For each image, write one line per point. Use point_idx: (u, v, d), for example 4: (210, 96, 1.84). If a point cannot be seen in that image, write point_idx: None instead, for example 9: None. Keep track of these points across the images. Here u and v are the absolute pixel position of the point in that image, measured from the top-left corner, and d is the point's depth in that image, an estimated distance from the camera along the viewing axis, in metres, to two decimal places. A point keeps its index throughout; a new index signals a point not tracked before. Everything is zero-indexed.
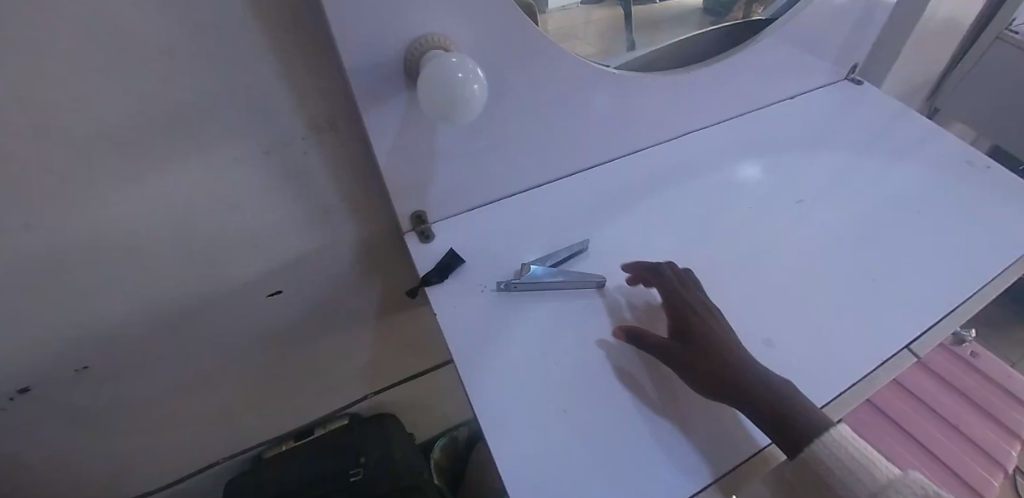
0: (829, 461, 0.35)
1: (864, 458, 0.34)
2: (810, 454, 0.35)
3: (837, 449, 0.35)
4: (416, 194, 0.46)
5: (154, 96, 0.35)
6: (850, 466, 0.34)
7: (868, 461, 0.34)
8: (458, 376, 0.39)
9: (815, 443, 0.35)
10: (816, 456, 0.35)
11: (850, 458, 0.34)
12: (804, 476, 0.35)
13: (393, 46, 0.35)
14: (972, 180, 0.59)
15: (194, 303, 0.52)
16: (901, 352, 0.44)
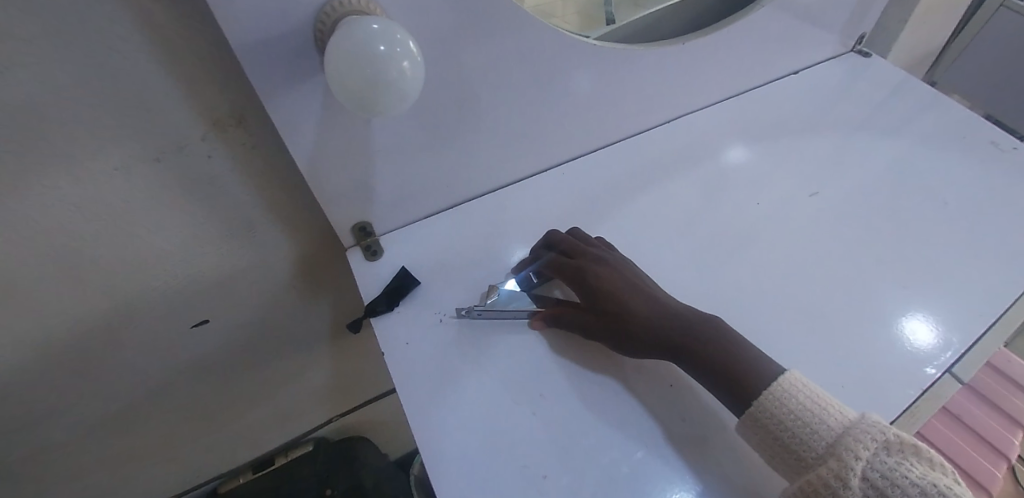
0: (779, 414, 0.30)
1: (813, 403, 0.30)
2: (761, 411, 0.31)
3: (782, 397, 0.31)
4: (355, 204, 0.38)
5: None
6: (801, 415, 0.30)
7: (818, 406, 0.30)
8: (412, 432, 0.32)
9: (760, 396, 0.31)
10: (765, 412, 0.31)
11: (797, 405, 0.30)
12: (761, 440, 0.31)
13: (299, 15, 0.26)
14: (992, 163, 0.53)
15: (99, 345, 0.42)
16: (941, 378, 0.38)
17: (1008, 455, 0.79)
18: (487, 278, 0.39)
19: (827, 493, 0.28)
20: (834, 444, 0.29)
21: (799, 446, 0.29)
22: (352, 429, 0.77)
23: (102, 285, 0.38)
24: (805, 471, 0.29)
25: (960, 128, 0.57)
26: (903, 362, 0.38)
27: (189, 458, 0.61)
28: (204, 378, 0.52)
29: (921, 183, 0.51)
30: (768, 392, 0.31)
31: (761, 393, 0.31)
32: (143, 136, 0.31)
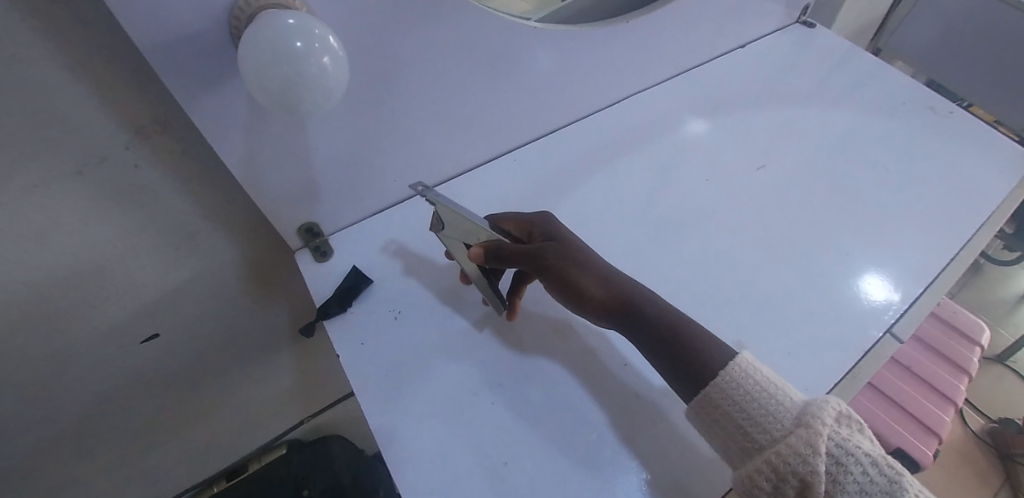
0: (745, 391, 0.31)
1: (771, 380, 0.32)
2: (724, 388, 0.31)
3: (744, 374, 0.32)
4: (299, 204, 0.37)
5: None
6: (762, 391, 0.31)
7: (777, 383, 0.31)
8: (373, 432, 0.32)
9: (725, 375, 0.32)
10: (731, 389, 0.31)
11: (759, 381, 0.31)
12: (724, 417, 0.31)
13: (213, 10, 0.25)
14: (928, 128, 0.56)
15: (39, 374, 0.40)
16: (882, 338, 0.40)
17: (953, 399, 0.86)
18: (441, 271, 0.39)
19: (795, 461, 0.28)
20: (797, 416, 0.30)
21: (763, 420, 0.30)
22: (326, 429, 0.76)
23: (37, 310, 0.36)
24: (769, 443, 0.29)
25: (897, 96, 0.59)
26: (845, 325, 0.40)
27: (155, 474, 0.59)
28: (162, 393, 0.50)
29: (862, 151, 0.53)
30: (731, 369, 0.32)
31: (725, 369, 0.32)
32: (59, 147, 0.29)
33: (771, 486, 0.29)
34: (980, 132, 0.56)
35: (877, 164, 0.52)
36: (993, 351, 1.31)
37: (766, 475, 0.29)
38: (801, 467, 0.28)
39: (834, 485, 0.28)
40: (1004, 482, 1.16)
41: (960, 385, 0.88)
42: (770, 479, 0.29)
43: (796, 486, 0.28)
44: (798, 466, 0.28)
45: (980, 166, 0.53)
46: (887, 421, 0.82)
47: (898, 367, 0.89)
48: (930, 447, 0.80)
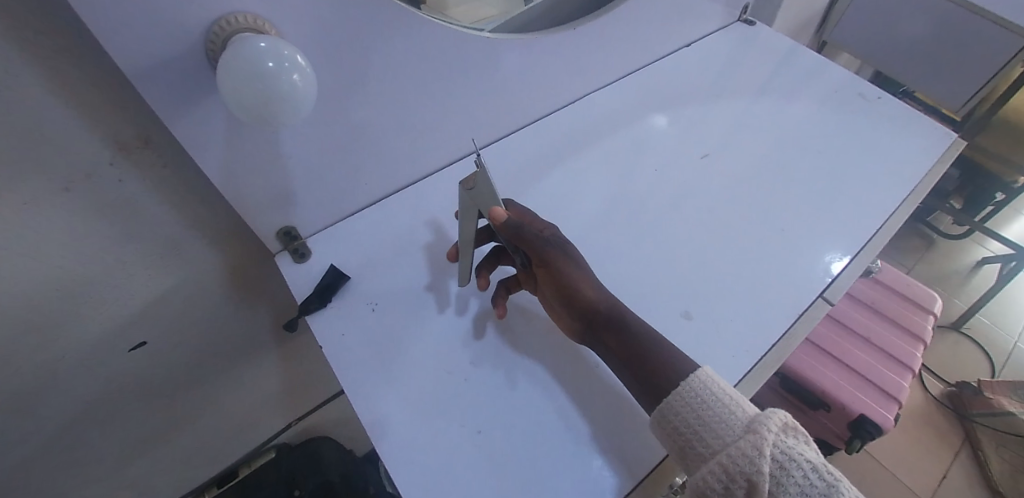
0: (703, 398, 0.34)
1: (728, 391, 0.35)
2: (685, 396, 0.34)
3: (704, 384, 0.35)
4: (277, 211, 0.39)
5: None
6: (719, 400, 0.34)
7: (734, 396, 0.34)
8: (357, 415, 0.35)
9: (687, 384, 0.35)
10: (690, 396, 0.34)
11: (717, 391, 0.34)
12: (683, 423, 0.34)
13: (189, 35, 0.28)
14: (858, 114, 0.61)
15: (30, 386, 0.41)
16: (814, 303, 0.45)
17: (911, 366, 0.91)
18: (414, 266, 0.42)
19: (742, 462, 0.31)
20: (748, 422, 0.33)
21: (717, 425, 0.33)
22: (313, 431, 0.78)
23: (28, 323, 0.38)
24: (722, 447, 0.32)
25: (829, 86, 0.64)
26: (781, 293, 0.45)
27: (144, 483, 0.60)
28: (149, 401, 0.51)
29: (796, 137, 0.58)
30: (693, 380, 0.35)
31: (687, 379, 0.35)
32: (45, 166, 0.31)
33: (721, 487, 0.31)
34: (903, 116, 0.62)
35: (808, 148, 0.57)
36: (948, 319, 1.39)
37: (717, 475, 0.31)
38: (748, 467, 0.31)
39: (779, 487, 0.31)
40: (964, 442, 1.20)
41: (919, 352, 0.92)
42: (721, 479, 0.31)
43: (744, 486, 0.31)
44: (745, 466, 0.31)
45: (903, 146, 0.59)
46: (846, 389, 0.88)
47: (858, 338, 0.94)
48: (890, 411, 0.86)
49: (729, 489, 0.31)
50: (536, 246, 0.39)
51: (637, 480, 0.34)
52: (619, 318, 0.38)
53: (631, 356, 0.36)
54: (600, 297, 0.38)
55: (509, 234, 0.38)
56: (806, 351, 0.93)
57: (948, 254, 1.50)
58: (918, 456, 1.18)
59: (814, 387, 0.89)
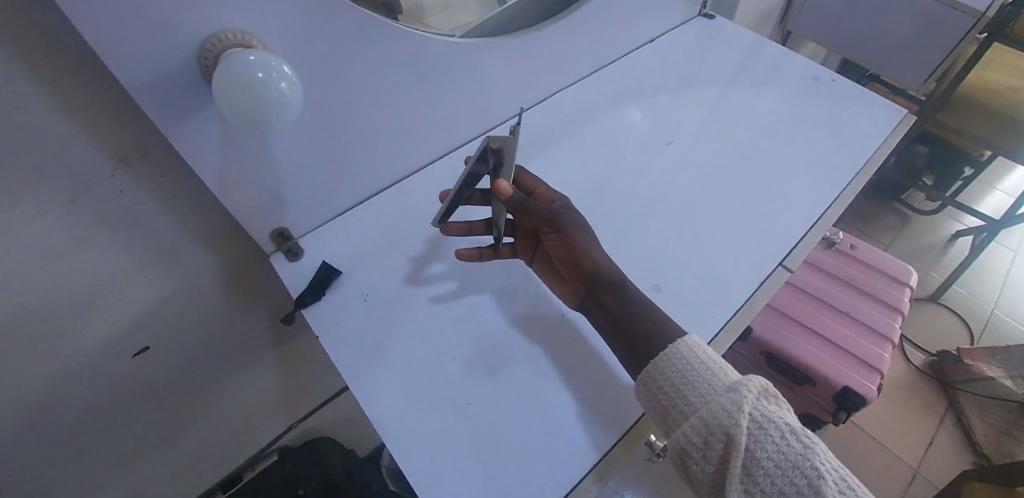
0: (687, 359, 0.38)
1: (712, 355, 0.38)
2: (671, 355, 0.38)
3: (687, 345, 0.38)
4: (270, 213, 0.42)
5: None
6: (702, 361, 0.38)
7: (717, 359, 0.38)
8: (356, 396, 0.38)
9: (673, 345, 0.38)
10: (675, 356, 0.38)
11: (701, 352, 0.38)
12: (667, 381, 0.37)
13: (182, 52, 0.31)
14: (813, 97, 0.66)
15: (41, 391, 0.43)
16: (774, 272, 0.49)
17: (891, 337, 0.94)
18: (402, 258, 0.45)
19: (721, 416, 0.34)
20: (729, 382, 0.36)
21: (700, 384, 0.37)
22: (314, 432, 0.80)
23: (38, 333, 0.40)
24: (702, 403, 0.36)
25: (787, 72, 0.68)
26: (742, 264, 0.49)
27: (151, 490, 0.62)
28: (153, 406, 0.53)
29: (754, 121, 0.62)
30: (680, 342, 0.39)
31: (673, 344, 0.39)
32: (51, 180, 0.34)
33: (700, 439, 0.35)
34: (855, 96, 0.66)
35: (766, 131, 0.61)
36: (927, 291, 1.43)
37: (697, 429, 0.35)
38: (726, 421, 0.34)
39: (754, 440, 0.34)
40: (948, 408, 1.23)
41: (896, 324, 0.96)
42: (700, 432, 0.35)
43: (721, 438, 0.34)
44: (724, 420, 0.34)
45: (856, 124, 0.63)
46: (827, 362, 0.92)
47: (836, 313, 0.98)
48: (873, 382, 0.90)
49: (707, 441, 0.35)
50: (543, 216, 0.42)
51: (616, 439, 0.38)
52: (618, 281, 0.42)
53: (626, 315, 0.40)
54: (600, 262, 0.42)
55: (517, 205, 0.41)
56: (784, 326, 0.96)
57: (923, 229, 1.55)
58: (905, 426, 1.20)
59: (798, 363, 0.92)
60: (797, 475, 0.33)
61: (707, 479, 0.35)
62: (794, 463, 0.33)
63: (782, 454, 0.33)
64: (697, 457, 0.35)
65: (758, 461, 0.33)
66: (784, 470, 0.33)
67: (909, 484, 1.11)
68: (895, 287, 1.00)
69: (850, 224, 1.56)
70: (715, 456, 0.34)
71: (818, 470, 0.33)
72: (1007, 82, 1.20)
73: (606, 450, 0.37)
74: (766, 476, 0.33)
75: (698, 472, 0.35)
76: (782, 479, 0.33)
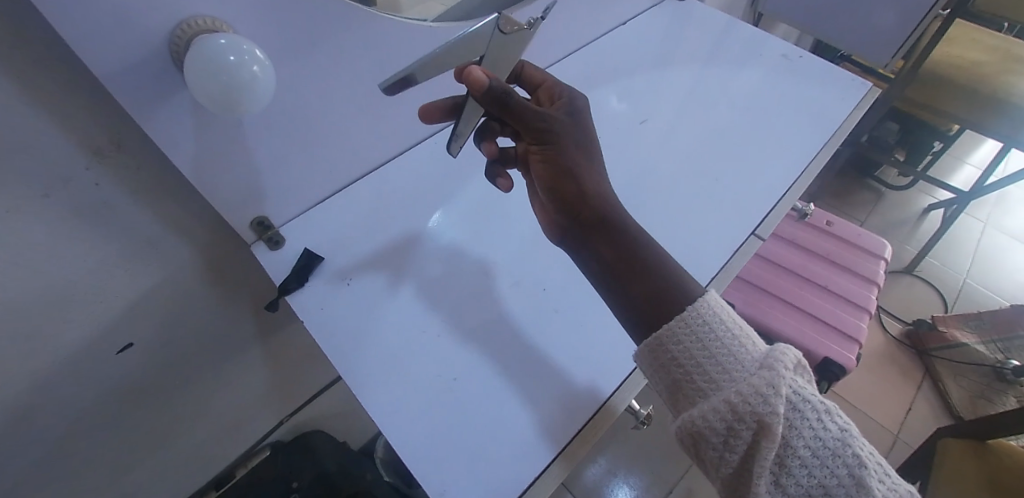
0: (716, 338, 0.37)
1: (739, 332, 0.38)
2: (696, 332, 0.37)
3: (713, 313, 0.38)
4: (250, 202, 0.42)
5: None
6: (729, 339, 0.37)
7: (746, 333, 0.38)
8: (344, 378, 0.39)
9: (698, 316, 0.38)
10: (701, 332, 0.37)
11: (728, 329, 0.38)
12: (690, 359, 0.37)
13: (154, 39, 0.31)
14: (781, 73, 0.68)
15: (27, 390, 0.43)
16: (747, 240, 0.52)
17: (867, 307, 0.97)
18: (385, 243, 0.46)
19: (755, 403, 0.34)
20: (761, 363, 0.36)
21: (729, 365, 0.36)
22: (305, 426, 0.80)
23: (19, 331, 0.40)
24: (731, 386, 0.35)
25: (757, 50, 0.70)
26: (714, 237, 0.52)
27: (142, 489, 0.62)
28: (142, 403, 0.53)
29: (725, 100, 0.64)
30: (701, 301, 0.38)
31: (692, 307, 0.38)
32: (25, 174, 0.34)
33: (727, 424, 0.34)
34: (821, 70, 0.68)
35: (737, 109, 0.63)
36: (902, 263, 1.47)
37: (724, 414, 0.34)
38: (761, 408, 0.34)
39: (790, 427, 0.34)
40: (925, 376, 1.27)
41: (872, 294, 0.99)
42: (726, 418, 0.34)
43: (752, 425, 0.34)
44: (757, 407, 0.34)
45: (823, 98, 0.65)
46: (809, 334, 0.94)
47: (816, 288, 1.00)
48: (852, 352, 0.93)
49: (734, 427, 0.34)
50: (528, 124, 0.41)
51: (598, 405, 0.40)
52: (614, 217, 0.42)
53: (622, 252, 0.41)
54: (595, 198, 0.42)
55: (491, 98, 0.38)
56: (763, 300, 0.98)
57: (896, 203, 1.59)
58: (884, 394, 1.24)
59: (781, 337, 0.94)
60: (835, 460, 0.33)
61: (730, 463, 0.35)
62: (832, 451, 0.34)
63: (818, 438, 0.34)
64: (720, 442, 0.35)
65: (793, 447, 0.34)
66: (821, 458, 0.34)
67: (890, 448, 1.15)
68: (870, 260, 1.03)
69: (827, 201, 1.60)
70: (743, 441, 0.34)
71: (858, 457, 0.33)
72: (972, 58, 1.23)
73: (588, 417, 0.40)
74: (800, 464, 0.34)
75: (718, 455, 0.35)
76: (818, 466, 0.33)
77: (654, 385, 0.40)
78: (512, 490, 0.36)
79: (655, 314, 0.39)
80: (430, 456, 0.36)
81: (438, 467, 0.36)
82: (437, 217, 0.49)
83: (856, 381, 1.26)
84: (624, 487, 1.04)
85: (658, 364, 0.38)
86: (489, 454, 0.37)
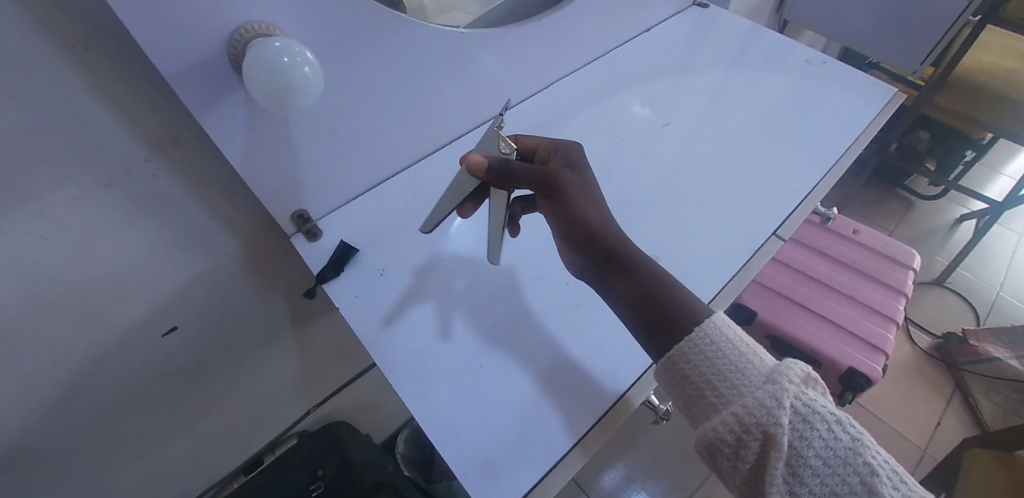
0: (724, 355, 0.38)
1: (746, 347, 0.39)
2: (704, 350, 0.39)
3: (719, 333, 0.39)
4: (293, 196, 0.45)
5: None
6: (736, 355, 0.38)
7: (752, 347, 0.39)
8: (375, 361, 0.41)
9: (706, 337, 0.39)
10: (709, 350, 0.38)
11: (735, 346, 0.39)
12: (700, 375, 0.38)
13: (215, 42, 0.34)
14: (805, 78, 0.68)
15: (82, 367, 0.47)
16: (768, 240, 0.53)
17: (895, 318, 0.95)
18: (418, 236, 0.48)
19: (759, 415, 0.35)
20: (767, 376, 0.37)
21: (736, 380, 0.37)
22: (330, 417, 0.83)
23: (77, 312, 0.43)
24: (738, 399, 0.36)
25: (781, 56, 0.71)
26: (734, 237, 0.53)
27: (178, 471, 0.65)
28: (182, 386, 0.57)
29: (748, 105, 0.65)
30: (709, 323, 0.40)
31: (698, 325, 0.40)
32: (93, 165, 0.37)
33: (735, 435, 0.35)
34: (846, 76, 0.69)
35: (761, 114, 0.64)
36: (931, 275, 1.44)
37: (732, 426, 0.36)
38: (765, 420, 0.35)
39: (798, 438, 0.35)
40: (954, 390, 1.23)
41: (900, 305, 0.97)
42: (735, 430, 0.35)
43: (759, 436, 0.35)
44: (762, 418, 0.35)
45: (847, 102, 0.65)
46: (833, 343, 0.93)
47: (841, 297, 0.98)
48: (879, 363, 0.91)
49: (743, 438, 0.35)
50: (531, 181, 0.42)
51: (620, 393, 0.41)
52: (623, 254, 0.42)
53: (634, 284, 0.41)
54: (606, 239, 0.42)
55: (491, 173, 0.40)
56: (785, 307, 0.97)
57: (927, 212, 1.56)
58: (910, 407, 1.21)
59: (803, 346, 0.93)
60: (846, 468, 0.34)
61: (742, 474, 0.36)
62: (842, 460, 0.34)
63: (828, 447, 0.34)
64: (732, 453, 0.36)
65: (804, 457, 0.34)
66: (832, 466, 0.34)
67: (918, 462, 1.12)
68: (899, 269, 1.01)
69: (853, 210, 1.57)
70: (752, 453, 0.35)
71: (869, 465, 0.34)
72: (1006, 64, 1.21)
73: (609, 405, 0.41)
74: (812, 473, 0.34)
75: (732, 466, 0.36)
76: (830, 475, 0.34)
77: (669, 399, 0.41)
78: (535, 474, 0.37)
79: (667, 334, 0.40)
80: (456, 440, 0.38)
81: (465, 451, 0.38)
82: (458, 222, 0.50)
83: (881, 393, 1.23)
84: (641, 493, 1.04)
85: (672, 381, 0.39)
86: (512, 437, 0.38)
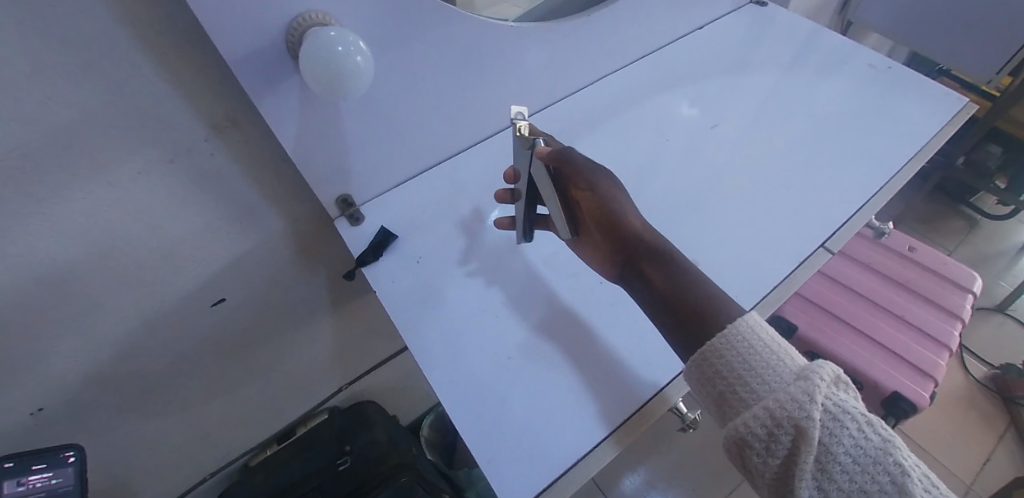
0: (754, 351, 0.37)
1: (778, 346, 0.38)
2: (735, 345, 0.38)
3: (751, 329, 0.38)
4: (338, 180, 0.47)
5: (47, 123, 0.34)
6: (767, 352, 0.37)
7: (782, 345, 0.38)
8: (408, 344, 0.42)
9: (737, 334, 0.38)
10: (740, 347, 0.38)
11: (766, 344, 0.38)
12: (731, 371, 0.37)
13: (276, 29, 0.35)
14: (866, 84, 0.65)
15: (139, 329, 0.50)
16: (815, 252, 0.51)
17: (949, 344, 0.90)
18: (456, 225, 0.49)
19: (790, 409, 0.34)
20: (798, 373, 0.36)
21: (767, 375, 0.36)
22: (359, 396, 0.86)
23: (137, 278, 0.46)
24: (769, 394, 0.36)
25: (842, 59, 0.67)
26: (779, 246, 0.51)
27: (218, 435, 0.69)
28: (226, 354, 0.60)
29: (803, 110, 0.62)
30: (739, 320, 0.39)
31: (730, 323, 0.39)
32: (158, 141, 0.39)
33: (767, 430, 0.35)
34: (912, 83, 0.65)
35: (815, 120, 0.61)
36: (993, 300, 1.34)
37: (764, 420, 0.35)
38: (797, 414, 0.34)
39: (829, 435, 0.34)
40: (1009, 425, 1.15)
41: (956, 330, 0.91)
42: (766, 424, 0.35)
43: (790, 431, 0.34)
44: (794, 412, 0.34)
45: (911, 111, 0.62)
46: (878, 364, 0.88)
47: (890, 316, 0.93)
48: (927, 389, 0.86)
49: (774, 433, 0.34)
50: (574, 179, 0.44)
51: (649, 395, 0.41)
52: (652, 252, 0.43)
53: (664, 282, 0.42)
54: (646, 238, 0.44)
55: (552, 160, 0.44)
56: (827, 322, 0.93)
57: (993, 232, 1.45)
58: (957, 438, 1.14)
59: (845, 364, 0.89)
60: (878, 469, 0.33)
61: (771, 470, 0.35)
62: (873, 459, 0.33)
63: (859, 447, 0.33)
64: (762, 448, 0.35)
65: (834, 455, 0.33)
66: (863, 465, 0.33)
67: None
68: (957, 292, 0.95)
69: (909, 226, 1.48)
70: (783, 448, 0.34)
71: (901, 466, 0.33)
72: None
73: (638, 406, 0.40)
74: (841, 470, 0.33)
75: (761, 462, 0.35)
76: (860, 473, 0.33)
77: (698, 396, 0.40)
78: (558, 468, 0.37)
79: (699, 330, 0.40)
80: (482, 429, 0.38)
81: (490, 440, 0.38)
82: (495, 214, 0.50)
83: (927, 420, 1.17)
84: None
85: (703, 376, 0.39)
86: (537, 430, 0.38)
